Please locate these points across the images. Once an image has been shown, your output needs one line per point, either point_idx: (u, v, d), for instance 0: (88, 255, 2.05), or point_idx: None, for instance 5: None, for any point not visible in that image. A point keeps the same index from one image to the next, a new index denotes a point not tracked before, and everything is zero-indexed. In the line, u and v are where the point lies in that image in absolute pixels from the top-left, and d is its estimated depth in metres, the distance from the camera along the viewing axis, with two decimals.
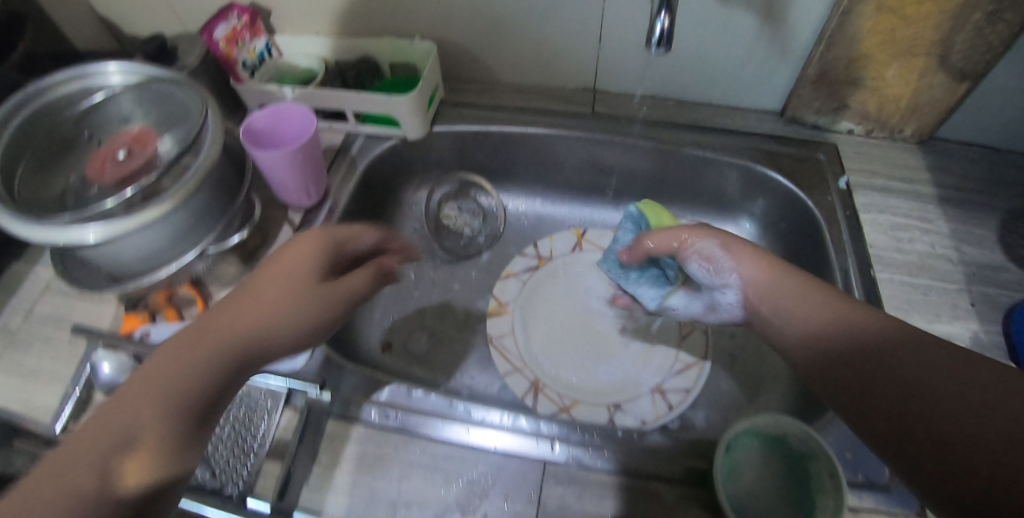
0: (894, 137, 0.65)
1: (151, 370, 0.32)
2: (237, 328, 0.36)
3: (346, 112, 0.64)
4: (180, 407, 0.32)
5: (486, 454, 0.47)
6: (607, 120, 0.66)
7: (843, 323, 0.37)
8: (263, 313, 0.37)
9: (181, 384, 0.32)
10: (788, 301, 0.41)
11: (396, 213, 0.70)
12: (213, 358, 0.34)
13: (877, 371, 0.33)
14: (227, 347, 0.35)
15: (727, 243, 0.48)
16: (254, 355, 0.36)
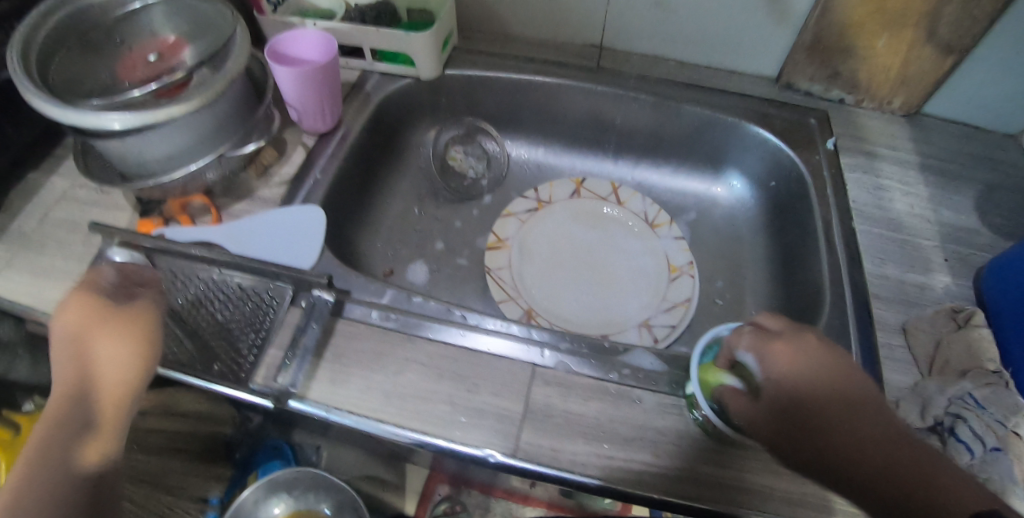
0: (882, 109, 0.69)
1: (38, 441, 0.37)
2: (96, 382, 0.39)
3: (363, 48, 0.67)
4: (80, 448, 0.37)
5: (479, 355, 0.49)
6: (613, 75, 0.70)
7: (828, 382, 0.39)
8: (101, 369, 0.39)
9: (73, 440, 0.37)
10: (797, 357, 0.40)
11: (405, 152, 0.73)
12: (86, 414, 0.38)
13: (840, 432, 0.37)
14: (97, 403, 0.39)
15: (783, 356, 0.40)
16: (122, 389, 0.39)
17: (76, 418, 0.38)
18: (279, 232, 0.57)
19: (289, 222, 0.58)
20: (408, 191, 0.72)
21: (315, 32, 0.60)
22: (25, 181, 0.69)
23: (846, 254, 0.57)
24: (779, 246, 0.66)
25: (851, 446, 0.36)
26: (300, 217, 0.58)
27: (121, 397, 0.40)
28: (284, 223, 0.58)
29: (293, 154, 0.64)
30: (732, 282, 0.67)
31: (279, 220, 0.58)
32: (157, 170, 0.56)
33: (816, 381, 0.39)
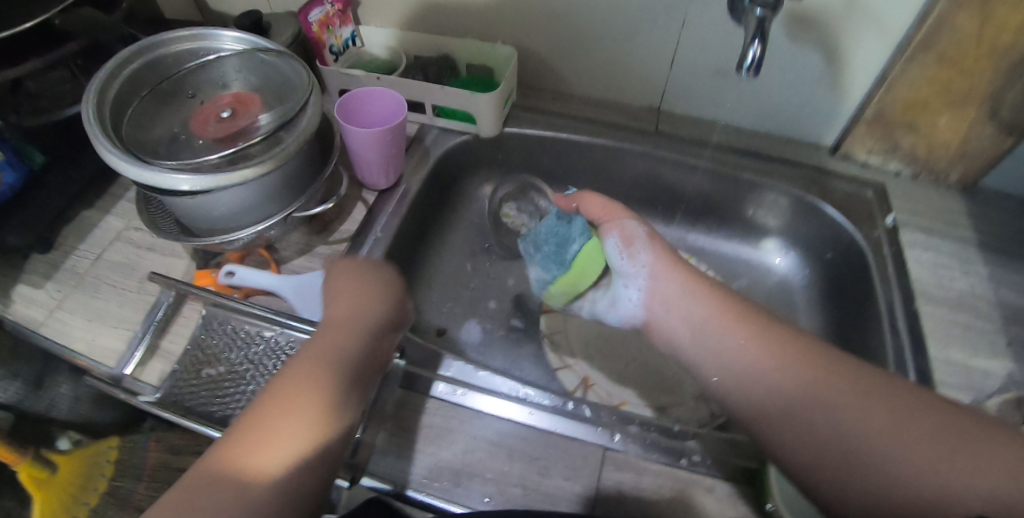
0: (939, 182, 0.68)
1: (269, 401, 0.39)
2: (335, 323, 0.45)
3: (426, 104, 0.68)
4: (321, 371, 0.41)
5: (548, 435, 0.49)
6: (670, 138, 0.70)
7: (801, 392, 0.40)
8: (347, 294, 0.48)
9: (302, 389, 0.40)
10: (730, 341, 0.45)
11: (458, 204, 0.75)
12: (339, 333, 0.45)
13: (806, 429, 0.38)
14: (332, 324, 0.45)
15: (651, 236, 0.56)
16: (330, 360, 0.42)
17: (317, 359, 0.42)
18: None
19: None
20: (460, 246, 0.73)
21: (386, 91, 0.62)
22: (82, 219, 0.69)
23: (909, 335, 0.56)
24: (837, 319, 0.66)
25: (805, 442, 0.38)
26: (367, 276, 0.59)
27: (348, 325, 0.45)
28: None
29: (354, 210, 0.64)
30: None
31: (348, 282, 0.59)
32: (222, 227, 0.57)
33: (788, 387, 0.41)
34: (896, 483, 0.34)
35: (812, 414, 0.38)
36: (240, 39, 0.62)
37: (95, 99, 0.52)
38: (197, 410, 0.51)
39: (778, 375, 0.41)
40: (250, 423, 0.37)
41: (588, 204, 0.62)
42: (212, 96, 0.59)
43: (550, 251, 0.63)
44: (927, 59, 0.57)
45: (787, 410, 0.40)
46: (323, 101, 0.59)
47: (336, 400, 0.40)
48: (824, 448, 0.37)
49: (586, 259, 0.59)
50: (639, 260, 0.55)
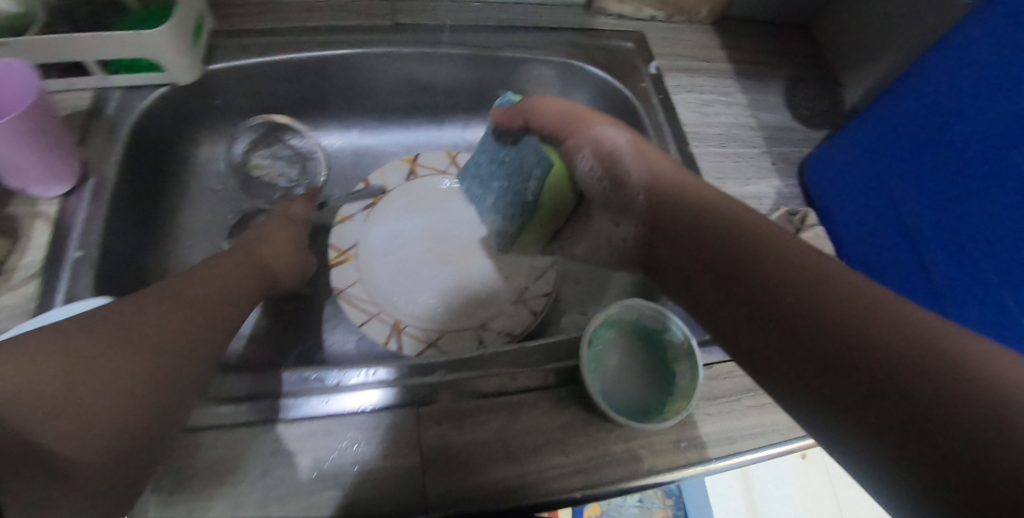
0: (692, 21, 0.67)
1: (137, 309, 0.36)
2: (219, 276, 0.43)
3: (86, 63, 0.51)
4: (197, 309, 0.39)
5: (354, 416, 0.43)
6: (415, 30, 0.59)
7: (742, 225, 0.36)
8: (253, 256, 0.48)
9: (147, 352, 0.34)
10: (686, 185, 0.42)
11: (187, 177, 0.61)
12: (232, 279, 0.44)
13: (741, 270, 0.34)
14: (228, 266, 0.45)
15: (630, 139, 0.49)
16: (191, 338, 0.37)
17: (202, 299, 0.40)
18: (42, 323, 0.40)
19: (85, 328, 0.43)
20: (207, 224, 0.60)
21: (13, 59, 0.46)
22: None
23: None
24: None
25: (744, 286, 0.34)
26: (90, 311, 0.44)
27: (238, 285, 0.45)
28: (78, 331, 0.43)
29: (31, 233, 0.48)
30: None
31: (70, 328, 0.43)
32: None
33: (743, 219, 0.37)
34: (740, 272, 0.34)
35: (693, 237, 0.38)
36: None
37: None
38: None
39: (732, 205, 0.39)
40: (88, 323, 0.33)
41: (547, 105, 0.52)
42: None
43: (517, 189, 0.56)
44: None
45: (683, 238, 0.39)
46: None
47: (198, 344, 0.37)
48: (751, 283, 0.33)
49: (553, 196, 0.54)
50: (630, 179, 0.47)
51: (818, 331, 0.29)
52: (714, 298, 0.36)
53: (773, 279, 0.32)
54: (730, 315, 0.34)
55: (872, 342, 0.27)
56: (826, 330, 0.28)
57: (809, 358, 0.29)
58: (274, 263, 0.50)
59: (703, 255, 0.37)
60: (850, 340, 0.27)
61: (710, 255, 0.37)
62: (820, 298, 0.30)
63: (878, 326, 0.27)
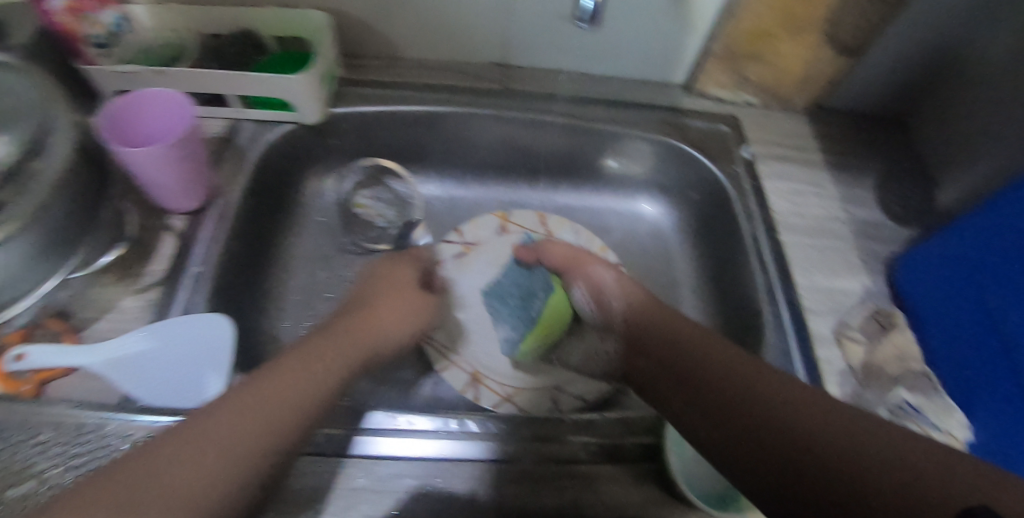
0: (787, 108, 0.69)
1: (262, 381, 0.38)
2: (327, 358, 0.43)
3: (227, 97, 0.56)
4: (298, 392, 0.39)
5: (436, 463, 0.45)
6: (522, 97, 0.63)
7: (703, 356, 0.43)
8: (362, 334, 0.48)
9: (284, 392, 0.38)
10: (655, 315, 0.51)
11: (298, 207, 0.65)
12: (336, 359, 0.43)
13: (712, 401, 0.40)
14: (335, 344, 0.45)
15: (615, 275, 0.57)
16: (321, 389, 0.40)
17: (312, 379, 0.40)
18: (174, 354, 0.47)
19: (204, 333, 0.49)
20: (311, 254, 0.64)
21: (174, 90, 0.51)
22: None
23: (779, 271, 0.57)
24: (710, 258, 0.66)
25: (717, 417, 0.39)
26: (202, 316, 0.50)
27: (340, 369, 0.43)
28: (195, 337, 0.49)
29: (159, 244, 0.53)
30: (667, 302, 0.66)
31: (193, 333, 0.49)
32: None
33: (700, 350, 0.44)
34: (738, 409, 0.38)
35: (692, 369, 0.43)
36: None
37: None
38: None
39: (690, 334, 0.46)
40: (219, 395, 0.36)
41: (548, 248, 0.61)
42: None
43: (517, 309, 0.61)
44: None
45: (665, 370, 0.46)
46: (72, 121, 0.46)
47: (293, 429, 0.37)
48: (723, 413, 0.39)
49: (550, 318, 0.59)
50: (613, 308, 0.55)
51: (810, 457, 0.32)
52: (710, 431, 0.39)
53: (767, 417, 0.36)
54: (729, 447, 0.37)
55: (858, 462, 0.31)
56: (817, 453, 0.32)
57: (804, 480, 0.32)
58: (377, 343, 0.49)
59: (704, 407, 0.40)
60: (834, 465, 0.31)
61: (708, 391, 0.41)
62: (805, 425, 0.34)
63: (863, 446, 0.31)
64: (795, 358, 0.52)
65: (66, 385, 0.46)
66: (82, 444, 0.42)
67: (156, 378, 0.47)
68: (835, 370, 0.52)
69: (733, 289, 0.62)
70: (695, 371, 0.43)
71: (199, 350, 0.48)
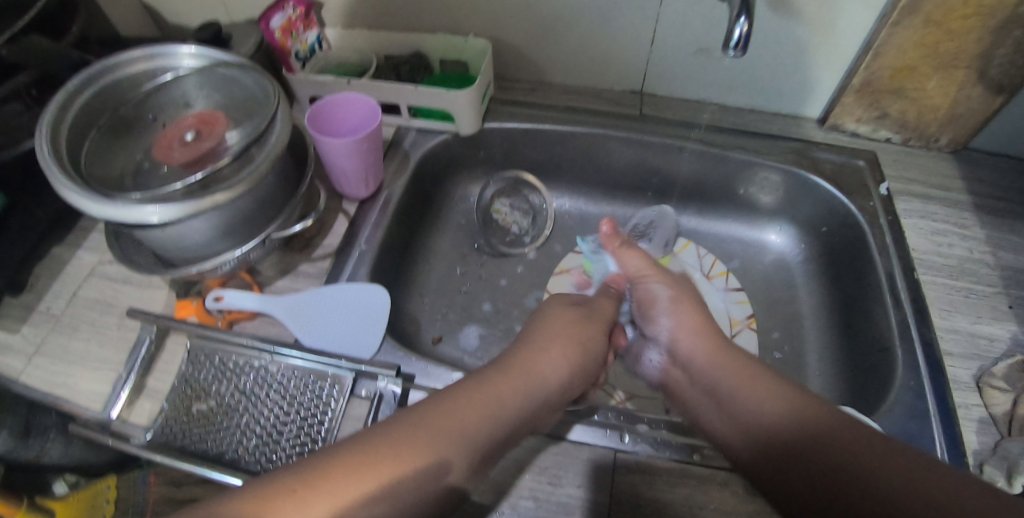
0: (929, 146, 0.68)
1: (431, 411, 0.40)
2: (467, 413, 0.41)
3: (400, 106, 0.66)
4: (421, 453, 0.37)
5: (557, 442, 0.48)
6: (655, 122, 0.68)
7: (793, 421, 0.43)
8: (512, 380, 0.46)
9: (436, 425, 0.39)
10: (718, 367, 0.52)
11: (445, 207, 0.73)
12: (495, 408, 0.43)
13: (828, 473, 0.39)
14: (479, 398, 0.43)
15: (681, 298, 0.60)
16: (478, 422, 0.41)
17: (474, 410, 0.42)
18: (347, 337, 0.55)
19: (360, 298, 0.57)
20: (449, 249, 0.72)
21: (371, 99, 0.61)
22: (49, 256, 0.65)
23: (913, 307, 0.55)
24: (837, 293, 0.65)
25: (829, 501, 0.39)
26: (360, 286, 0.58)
27: (497, 417, 0.42)
28: (351, 300, 0.57)
29: (335, 223, 0.62)
30: (787, 332, 0.66)
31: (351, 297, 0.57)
32: (197, 254, 0.54)
33: (782, 415, 0.44)
34: (781, 434, 0.43)
35: (745, 412, 0.47)
36: (197, 53, 0.58)
37: (54, 114, 0.51)
38: (181, 446, 0.49)
39: (765, 390, 0.47)
40: (388, 429, 0.38)
41: (625, 260, 0.64)
42: (175, 117, 0.57)
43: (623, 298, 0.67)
44: (913, 23, 0.56)
45: (762, 436, 0.45)
46: (292, 116, 0.55)
47: (449, 458, 0.38)
48: (813, 486, 0.40)
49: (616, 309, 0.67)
50: (661, 324, 0.60)
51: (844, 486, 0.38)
52: (766, 469, 0.44)
53: (808, 441, 0.42)
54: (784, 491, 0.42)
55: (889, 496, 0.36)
56: (849, 481, 0.38)
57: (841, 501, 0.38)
58: (532, 389, 0.46)
59: (815, 483, 0.40)
60: (856, 487, 0.37)
61: (767, 444, 0.44)
62: (850, 461, 0.39)
63: (906, 482, 0.36)
64: (927, 397, 0.50)
65: (249, 326, 0.57)
66: (264, 378, 0.52)
67: (318, 328, 0.55)
68: (973, 417, 0.49)
69: (860, 324, 0.60)
70: (795, 441, 0.42)
71: (364, 319, 0.56)
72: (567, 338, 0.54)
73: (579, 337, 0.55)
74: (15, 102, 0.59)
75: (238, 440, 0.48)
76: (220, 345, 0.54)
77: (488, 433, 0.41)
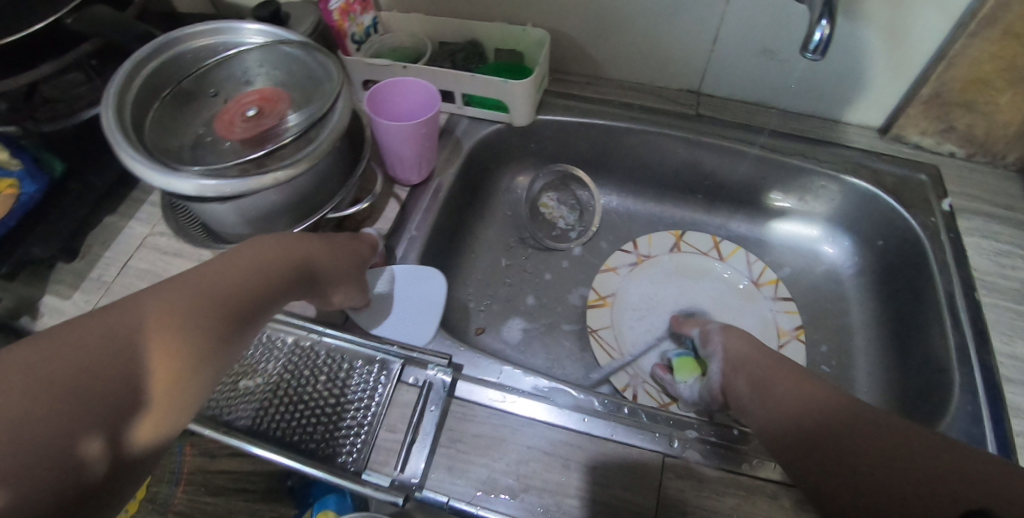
0: (996, 163, 0.65)
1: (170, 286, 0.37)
2: (230, 260, 0.41)
3: (455, 94, 0.65)
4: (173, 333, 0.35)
5: (605, 442, 0.48)
6: (711, 123, 0.67)
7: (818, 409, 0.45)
8: (263, 253, 0.43)
9: (157, 313, 0.35)
10: (757, 365, 0.51)
11: (491, 197, 0.73)
12: (214, 283, 0.38)
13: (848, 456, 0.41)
14: (250, 250, 0.42)
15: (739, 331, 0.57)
16: (223, 301, 0.38)
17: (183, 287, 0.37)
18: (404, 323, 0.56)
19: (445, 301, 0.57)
20: (494, 240, 0.71)
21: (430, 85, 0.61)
22: (103, 224, 0.66)
23: (973, 328, 0.54)
24: (890, 308, 0.63)
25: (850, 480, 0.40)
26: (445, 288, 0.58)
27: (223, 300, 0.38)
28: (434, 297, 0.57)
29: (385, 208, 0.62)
30: (834, 346, 0.64)
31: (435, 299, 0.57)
32: (255, 230, 0.54)
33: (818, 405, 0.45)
34: (818, 419, 0.44)
35: (780, 399, 0.47)
36: (259, 31, 0.58)
37: (122, 85, 0.51)
38: (230, 423, 0.49)
39: (806, 387, 0.47)
40: (131, 303, 0.35)
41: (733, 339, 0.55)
42: (234, 93, 0.57)
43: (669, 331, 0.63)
44: (992, 35, 0.54)
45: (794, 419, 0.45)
46: (352, 99, 0.55)
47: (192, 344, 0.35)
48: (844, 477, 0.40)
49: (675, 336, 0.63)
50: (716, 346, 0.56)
51: (896, 473, 0.39)
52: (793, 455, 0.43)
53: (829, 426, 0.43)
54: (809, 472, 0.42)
55: (940, 476, 0.37)
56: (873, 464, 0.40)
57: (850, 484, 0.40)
58: (269, 272, 0.42)
59: (838, 468, 0.41)
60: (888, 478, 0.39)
61: (799, 430, 0.44)
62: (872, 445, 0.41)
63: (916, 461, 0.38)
64: (986, 421, 0.49)
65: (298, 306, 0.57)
66: (313, 359, 0.52)
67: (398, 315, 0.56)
68: None
69: (914, 342, 0.59)
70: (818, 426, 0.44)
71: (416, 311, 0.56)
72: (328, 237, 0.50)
73: (352, 262, 0.51)
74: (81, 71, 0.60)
75: None
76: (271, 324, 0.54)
77: (217, 306, 0.37)
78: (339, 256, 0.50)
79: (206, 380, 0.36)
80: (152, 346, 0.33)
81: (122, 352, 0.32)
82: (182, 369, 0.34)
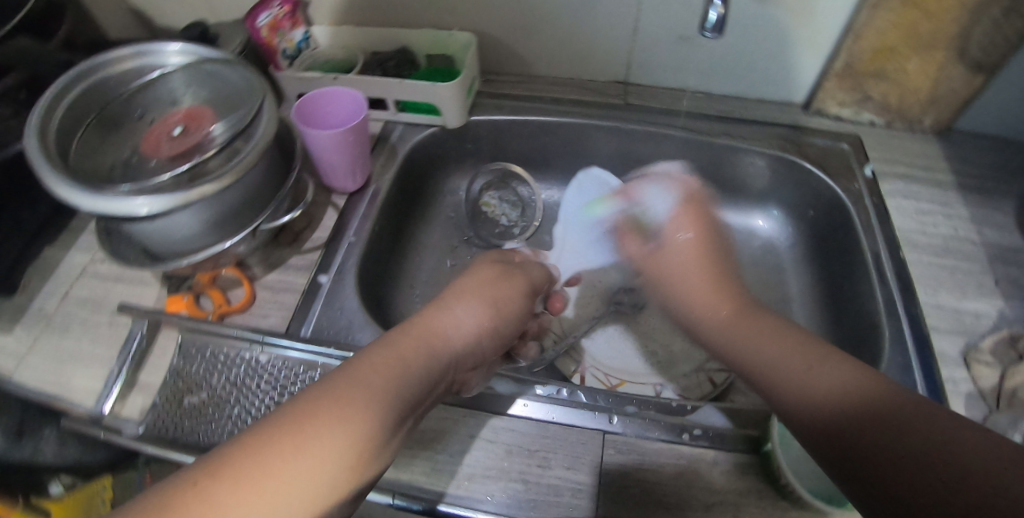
0: (914, 128, 0.68)
1: (348, 378, 0.35)
2: (406, 352, 0.38)
3: (387, 100, 0.66)
4: (345, 431, 0.32)
5: (545, 424, 0.49)
6: (641, 111, 0.69)
7: (854, 398, 0.33)
8: (420, 339, 0.40)
9: (337, 413, 0.32)
10: (757, 344, 0.41)
11: (435, 200, 0.75)
12: (387, 378, 0.36)
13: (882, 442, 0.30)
14: (414, 335, 0.40)
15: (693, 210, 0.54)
16: (387, 395, 0.35)
17: (361, 380, 0.35)
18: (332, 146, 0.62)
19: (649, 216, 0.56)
20: (439, 242, 0.73)
21: (357, 92, 0.62)
22: (41, 256, 0.66)
23: (898, 285, 0.56)
24: (824, 275, 0.66)
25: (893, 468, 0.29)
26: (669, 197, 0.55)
27: (390, 392, 0.35)
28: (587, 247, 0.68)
29: (324, 217, 0.63)
30: (776, 316, 0.66)
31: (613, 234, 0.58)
32: (189, 248, 0.54)
33: (840, 394, 0.34)
34: (854, 411, 0.32)
35: (808, 381, 0.36)
36: (183, 50, 0.59)
37: (41, 112, 0.51)
38: (173, 439, 0.48)
39: (804, 371, 0.36)
40: (319, 393, 0.33)
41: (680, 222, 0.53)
42: (161, 114, 0.58)
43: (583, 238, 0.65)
44: (892, 5, 0.56)
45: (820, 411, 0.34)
46: (277, 111, 0.55)
47: (369, 445, 0.33)
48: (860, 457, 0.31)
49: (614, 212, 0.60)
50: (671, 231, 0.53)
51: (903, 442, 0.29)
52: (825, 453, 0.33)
53: (868, 415, 0.32)
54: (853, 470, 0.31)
55: (946, 438, 0.29)
56: (899, 442, 0.30)
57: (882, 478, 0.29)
58: (436, 352, 0.40)
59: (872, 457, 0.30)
60: (913, 453, 0.29)
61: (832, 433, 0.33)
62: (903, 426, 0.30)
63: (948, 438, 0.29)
64: (914, 372, 0.50)
65: (239, 320, 0.57)
66: (252, 369, 0.52)
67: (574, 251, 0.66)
68: (961, 392, 0.49)
69: (847, 304, 0.61)
70: (855, 420, 0.32)
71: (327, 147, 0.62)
72: (485, 293, 0.48)
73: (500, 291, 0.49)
74: (5, 105, 0.59)
75: (229, 431, 0.48)
76: (212, 340, 0.54)
77: (384, 400, 0.35)
78: (486, 310, 0.47)
79: (368, 481, 0.33)
80: (315, 463, 0.30)
81: (280, 479, 0.29)
82: (329, 488, 0.30)
